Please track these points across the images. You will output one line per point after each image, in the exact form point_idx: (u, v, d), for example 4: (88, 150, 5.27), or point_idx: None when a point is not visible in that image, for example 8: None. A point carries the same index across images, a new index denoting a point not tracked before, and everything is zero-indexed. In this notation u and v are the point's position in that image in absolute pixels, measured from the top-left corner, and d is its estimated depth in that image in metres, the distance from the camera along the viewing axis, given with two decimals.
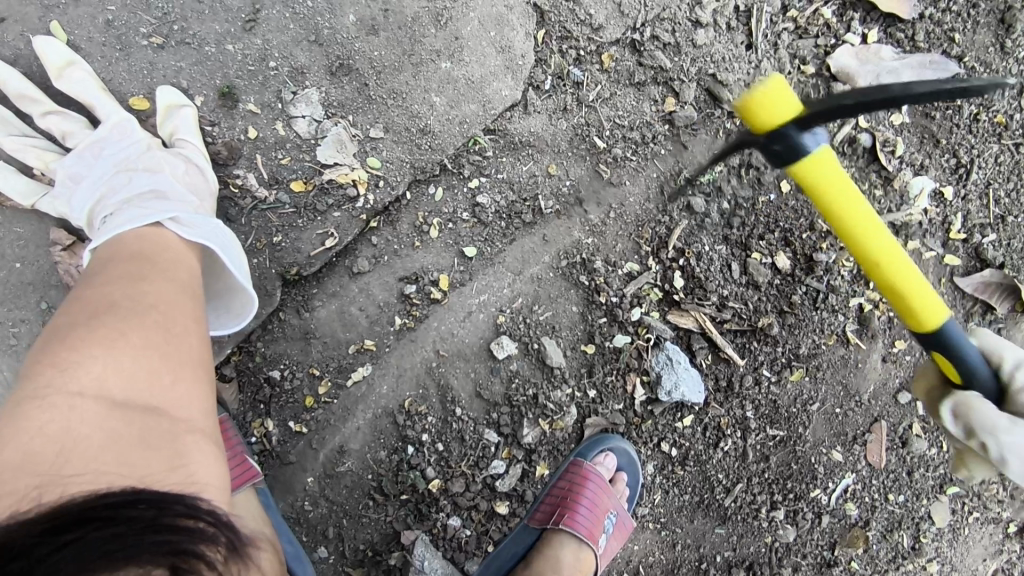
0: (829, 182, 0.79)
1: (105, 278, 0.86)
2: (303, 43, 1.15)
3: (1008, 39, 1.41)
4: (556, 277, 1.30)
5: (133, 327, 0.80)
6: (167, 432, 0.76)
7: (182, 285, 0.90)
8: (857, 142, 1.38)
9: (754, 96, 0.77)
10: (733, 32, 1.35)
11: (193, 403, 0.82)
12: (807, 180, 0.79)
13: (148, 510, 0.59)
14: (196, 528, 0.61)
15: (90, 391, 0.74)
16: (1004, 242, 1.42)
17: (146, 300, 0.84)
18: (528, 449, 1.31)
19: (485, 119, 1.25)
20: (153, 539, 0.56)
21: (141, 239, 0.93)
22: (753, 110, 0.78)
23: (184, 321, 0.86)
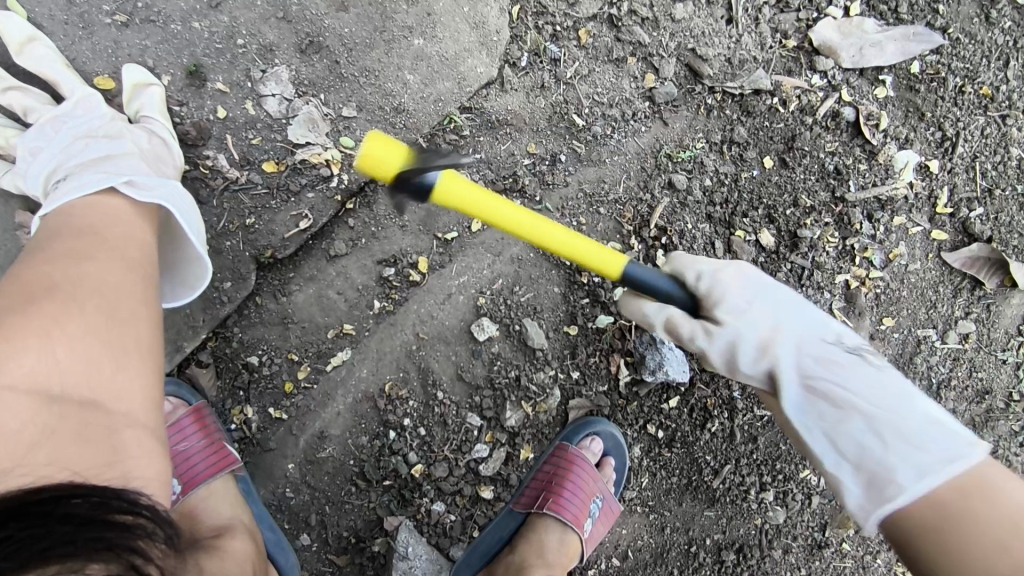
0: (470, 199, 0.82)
1: (48, 254, 0.81)
2: (271, 20, 1.14)
3: (992, 10, 1.39)
4: (537, 257, 1.29)
5: (71, 316, 0.75)
6: (104, 429, 0.73)
7: (133, 263, 0.85)
8: (840, 116, 1.37)
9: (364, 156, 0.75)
10: (712, 6, 1.34)
11: (137, 394, 0.77)
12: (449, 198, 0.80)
13: (85, 507, 0.54)
14: (135, 525, 0.58)
15: (22, 385, 0.69)
16: (992, 215, 1.40)
17: (89, 282, 0.79)
18: (511, 432, 1.29)
19: (460, 96, 1.23)
20: (90, 537, 0.52)
21: (94, 208, 0.89)
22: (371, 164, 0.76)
23: (131, 304, 0.80)
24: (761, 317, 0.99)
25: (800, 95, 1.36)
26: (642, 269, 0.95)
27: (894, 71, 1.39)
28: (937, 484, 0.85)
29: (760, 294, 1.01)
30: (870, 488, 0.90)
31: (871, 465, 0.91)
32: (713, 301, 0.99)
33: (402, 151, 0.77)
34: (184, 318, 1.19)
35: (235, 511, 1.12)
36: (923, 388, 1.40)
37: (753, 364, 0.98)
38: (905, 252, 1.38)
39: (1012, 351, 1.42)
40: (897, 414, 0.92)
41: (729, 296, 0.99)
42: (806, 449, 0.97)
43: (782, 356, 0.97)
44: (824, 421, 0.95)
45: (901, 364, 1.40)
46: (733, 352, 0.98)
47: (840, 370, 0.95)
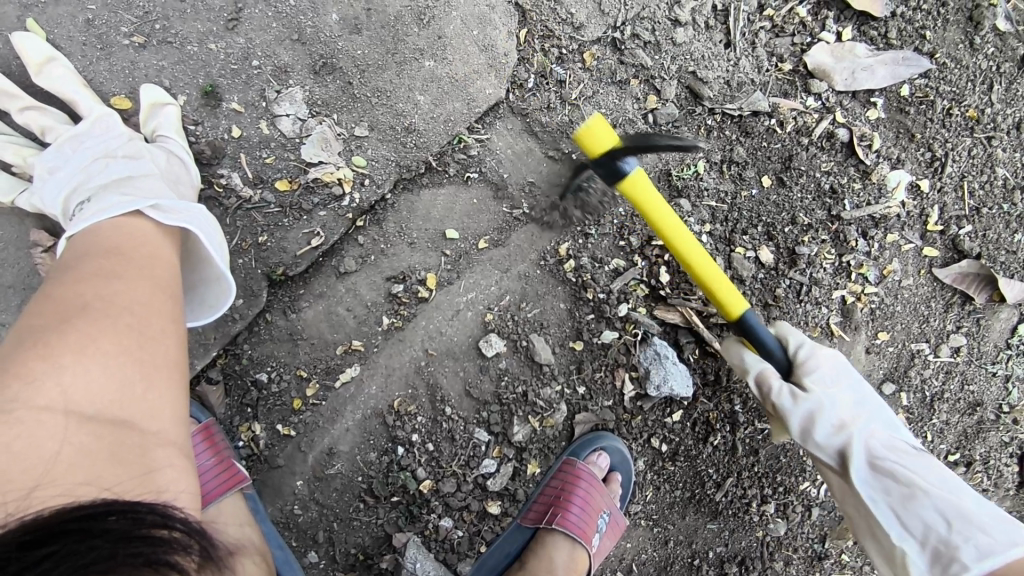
0: (646, 194, 1.04)
1: (77, 274, 0.82)
2: (286, 42, 1.15)
3: (976, 36, 1.46)
4: (543, 274, 1.31)
5: (106, 334, 0.76)
6: (138, 448, 0.73)
7: (158, 282, 0.86)
8: (835, 137, 1.42)
9: (582, 130, 1.00)
10: (712, 31, 1.38)
11: (166, 414, 0.78)
12: (630, 193, 1.04)
13: (122, 522, 0.55)
14: (170, 538, 0.58)
15: (58, 405, 0.69)
16: (980, 233, 1.45)
17: (121, 302, 0.80)
18: (518, 448, 1.30)
19: (469, 117, 1.26)
20: (128, 553, 0.53)
21: (119, 230, 0.89)
22: (585, 141, 1.01)
23: (159, 324, 0.82)
24: (842, 400, 1.15)
25: (797, 116, 1.41)
26: (760, 320, 1.13)
27: (886, 94, 1.44)
28: (997, 565, 0.99)
29: (846, 378, 1.17)
30: (936, 562, 1.04)
31: (936, 542, 1.05)
32: (805, 371, 1.16)
33: (608, 134, 1.00)
34: (195, 335, 1.20)
35: (241, 529, 1.11)
36: (917, 400, 1.44)
37: (828, 446, 1.13)
38: (898, 268, 1.43)
39: (1000, 364, 1.47)
40: (968, 501, 1.07)
41: (818, 371, 1.16)
42: (875, 522, 1.11)
43: (856, 435, 1.12)
44: (890, 497, 1.09)
45: (896, 377, 1.44)
46: (811, 420, 1.13)
47: (916, 455, 1.12)
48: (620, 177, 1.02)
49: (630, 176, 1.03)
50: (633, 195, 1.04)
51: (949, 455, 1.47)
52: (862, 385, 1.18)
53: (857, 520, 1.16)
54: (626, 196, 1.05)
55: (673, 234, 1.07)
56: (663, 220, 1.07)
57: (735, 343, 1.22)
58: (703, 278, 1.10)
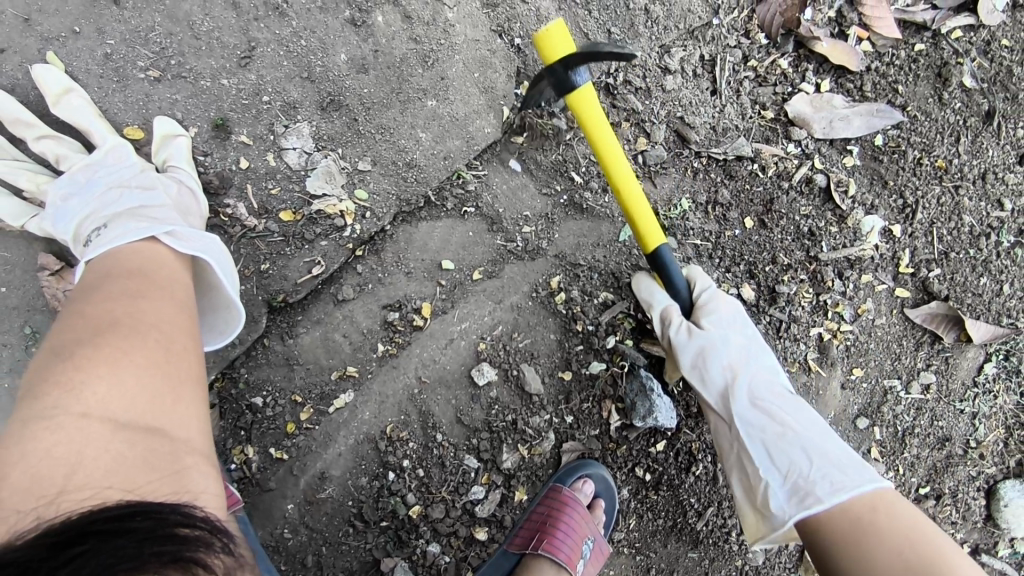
0: (590, 108, 1.12)
1: (106, 292, 0.86)
2: (296, 79, 1.20)
3: (944, 92, 1.55)
4: (535, 305, 1.35)
5: (135, 348, 0.80)
6: (169, 454, 0.75)
7: (179, 302, 0.90)
8: (813, 182, 1.49)
9: (541, 32, 1.06)
10: (699, 79, 1.46)
11: (191, 425, 0.82)
12: (579, 112, 1.12)
13: (146, 522, 0.58)
14: (192, 538, 0.61)
15: (95, 413, 0.73)
16: (948, 276, 1.53)
17: (149, 319, 0.85)
18: (507, 475, 1.33)
19: (468, 154, 1.31)
20: (153, 550, 0.56)
21: (138, 253, 0.93)
22: (543, 45, 1.07)
23: (183, 340, 0.87)
24: (734, 339, 1.25)
25: (778, 161, 1.49)
26: (673, 259, 1.23)
27: (861, 143, 1.53)
28: (848, 498, 1.08)
29: (740, 322, 1.27)
30: (795, 494, 1.12)
31: (797, 476, 1.13)
32: (702, 311, 1.27)
33: (566, 40, 1.06)
34: None
35: None
36: (890, 434, 1.51)
37: (715, 380, 1.24)
38: (872, 307, 1.50)
39: (968, 402, 1.55)
40: (833, 449, 1.16)
41: (715, 311, 1.27)
42: (746, 458, 1.19)
43: (742, 380, 1.23)
44: (765, 435, 1.18)
45: (870, 412, 1.50)
46: (701, 359, 1.24)
47: (791, 402, 1.21)
48: (571, 90, 1.11)
49: (579, 89, 1.11)
50: (581, 114, 1.12)
51: (920, 489, 1.54)
52: (756, 358, 1.26)
53: (727, 454, 1.23)
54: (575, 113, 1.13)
55: (613, 164, 1.16)
56: (604, 143, 1.16)
57: (645, 278, 1.32)
58: (630, 213, 1.20)
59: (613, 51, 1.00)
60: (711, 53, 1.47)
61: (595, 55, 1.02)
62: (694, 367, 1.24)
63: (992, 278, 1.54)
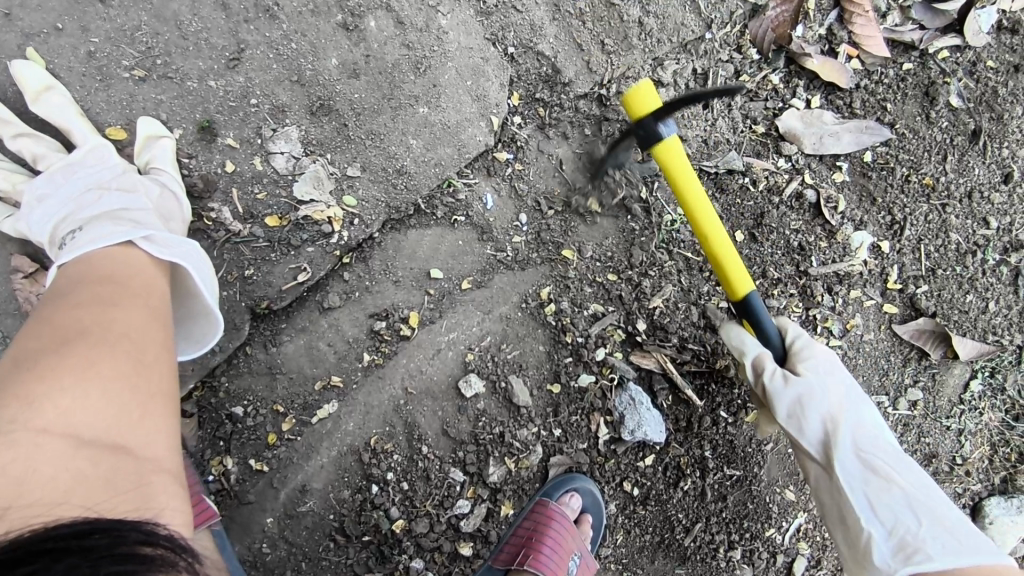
0: (674, 161, 1.13)
1: (74, 299, 0.83)
2: (285, 83, 1.18)
3: (932, 110, 1.57)
4: (524, 316, 1.34)
5: (103, 360, 0.77)
6: (133, 473, 0.73)
7: (154, 310, 0.87)
8: (803, 197, 1.50)
9: (631, 91, 1.13)
10: (691, 92, 1.46)
11: (161, 439, 0.79)
12: (664, 160, 1.13)
13: (105, 539, 0.55)
14: (156, 555, 0.58)
15: (57, 428, 0.70)
16: (935, 292, 1.54)
17: (120, 328, 0.81)
18: (493, 488, 1.31)
19: (459, 162, 1.30)
20: (110, 570, 0.53)
21: (112, 259, 0.89)
22: (630, 101, 1.14)
23: (157, 350, 0.83)
24: (832, 387, 1.17)
25: (768, 175, 1.49)
26: (765, 305, 1.17)
27: (850, 159, 1.54)
28: (963, 566, 1.02)
29: (837, 370, 1.20)
30: (901, 550, 1.07)
31: (906, 534, 1.07)
32: (799, 358, 1.20)
33: (654, 96, 1.13)
34: None
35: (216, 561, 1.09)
36: None
37: (814, 428, 1.16)
38: (860, 323, 1.50)
39: (954, 418, 1.55)
40: (939, 505, 1.10)
41: (812, 359, 1.20)
42: (847, 512, 1.13)
43: (844, 431, 1.15)
44: (868, 487, 1.12)
45: None
46: (797, 407, 1.16)
47: (898, 458, 1.14)
48: (657, 142, 1.13)
49: (665, 141, 1.13)
50: (667, 162, 1.13)
51: None
52: (858, 408, 1.17)
53: (826, 505, 1.17)
54: (661, 162, 1.14)
55: (698, 207, 1.14)
56: (690, 191, 1.14)
57: (734, 326, 1.23)
58: (711, 249, 1.16)
59: (730, 88, 1.09)
60: (703, 66, 1.47)
61: (694, 100, 1.07)
62: (792, 417, 1.17)
63: (978, 295, 1.56)
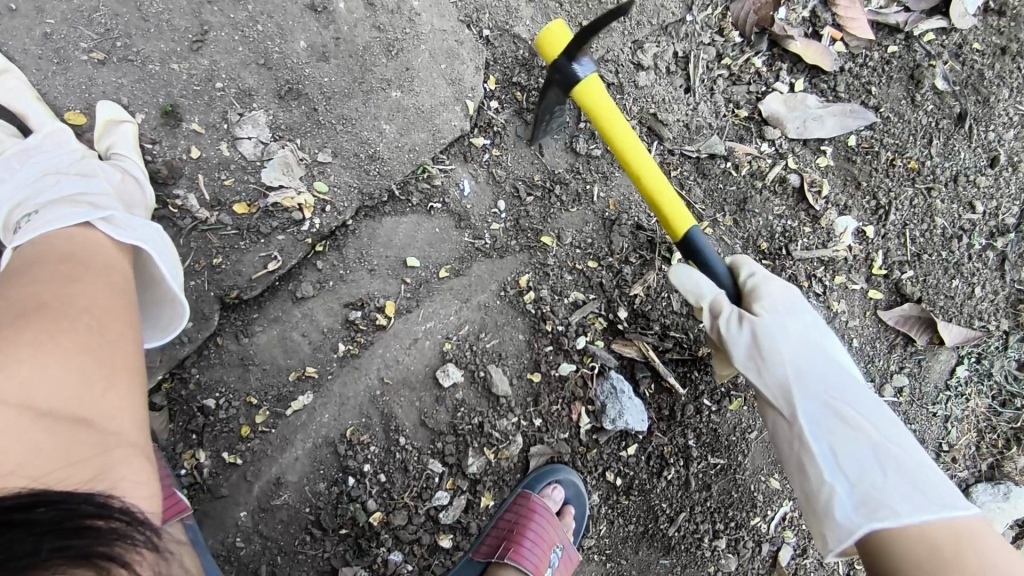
0: (597, 100, 1.12)
1: (32, 276, 0.81)
2: (251, 66, 1.16)
3: (917, 93, 1.55)
4: (503, 305, 1.32)
5: (64, 334, 0.76)
6: (95, 444, 0.72)
7: (118, 285, 0.85)
8: (787, 181, 1.47)
9: (543, 34, 1.14)
10: (672, 76, 1.44)
11: (124, 414, 0.78)
12: (585, 100, 1.13)
13: (52, 513, 0.54)
14: (108, 530, 0.56)
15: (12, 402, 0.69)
16: (921, 278, 1.52)
17: (81, 302, 0.80)
18: (473, 480, 1.28)
19: (434, 147, 1.27)
20: (56, 545, 0.52)
21: (73, 239, 0.87)
22: (542, 44, 1.15)
23: (119, 324, 0.82)
24: (792, 325, 1.14)
25: (751, 160, 1.46)
26: (707, 241, 1.13)
27: (834, 143, 1.52)
28: (928, 522, 0.98)
29: (800, 317, 1.16)
30: (865, 505, 1.03)
31: (867, 485, 1.04)
32: (755, 296, 1.16)
33: (567, 37, 1.14)
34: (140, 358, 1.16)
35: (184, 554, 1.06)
36: None
37: (773, 373, 1.12)
38: (845, 308, 1.49)
39: (940, 405, 1.54)
40: (910, 456, 1.07)
41: (768, 297, 1.16)
42: (807, 459, 1.09)
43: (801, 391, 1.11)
44: (831, 433, 1.09)
45: None
46: (756, 347, 1.12)
47: (868, 407, 1.11)
48: (574, 83, 1.12)
49: (584, 81, 1.13)
50: (587, 102, 1.13)
51: None
52: (831, 357, 1.14)
53: (788, 457, 1.12)
54: (582, 103, 1.14)
55: (662, 199, 1.13)
56: (607, 123, 1.13)
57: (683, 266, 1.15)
58: (648, 190, 1.14)
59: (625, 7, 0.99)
60: (683, 49, 1.45)
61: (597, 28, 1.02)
62: (751, 358, 1.13)
63: (964, 280, 1.54)
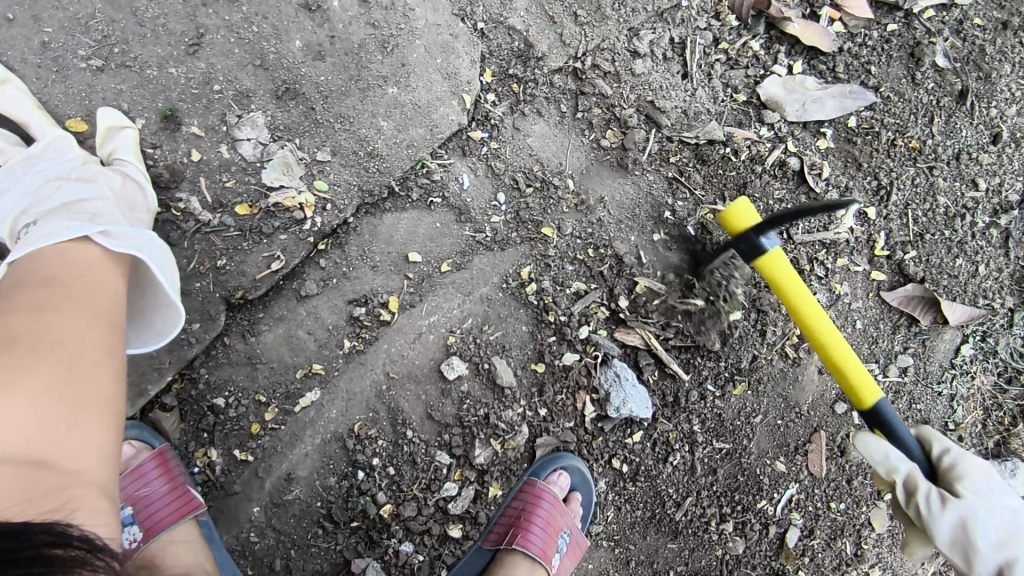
0: (785, 275, 1.12)
1: (10, 305, 0.82)
2: (248, 67, 1.16)
3: (917, 72, 1.54)
4: (505, 297, 1.33)
5: (33, 368, 0.76)
6: (54, 484, 0.71)
7: (97, 314, 0.86)
8: (787, 165, 1.47)
9: (727, 209, 1.16)
10: (670, 62, 1.43)
11: (92, 450, 0.77)
12: (770, 272, 1.12)
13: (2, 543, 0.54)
14: (65, 559, 0.57)
15: None
16: (924, 258, 1.52)
17: (56, 335, 0.80)
18: (480, 470, 1.30)
19: (432, 142, 1.28)
20: None
21: (61, 256, 0.89)
22: (727, 219, 1.16)
23: (94, 357, 0.82)
24: (1000, 509, 1.05)
25: (751, 145, 1.46)
26: (897, 413, 1.07)
27: (834, 125, 1.51)
28: None
29: (999, 490, 1.06)
30: None
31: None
32: (955, 476, 1.05)
33: (754, 213, 1.14)
34: (149, 360, 1.18)
35: (194, 557, 1.12)
36: None
37: (987, 564, 1.03)
38: (848, 290, 1.49)
39: (945, 383, 1.54)
40: None
41: (970, 478, 1.04)
42: None
43: (1022, 565, 1.03)
44: None
45: None
46: (963, 533, 1.03)
47: None
48: (760, 254, 1.12)
49: (767, 254, 1.12)
50: (773, 273, 1.12)
51: None
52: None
53: None
54: (765, 273, 1.13)
55: (847, 367, 1.09)
56: (803, 302, 1.11)
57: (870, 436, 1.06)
58: (831, 358, 1.10)
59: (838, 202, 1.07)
60: (680, 35, 1.44)
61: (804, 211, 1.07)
62: (954, 543, 1.04)
63: (968, 259, 1.54)
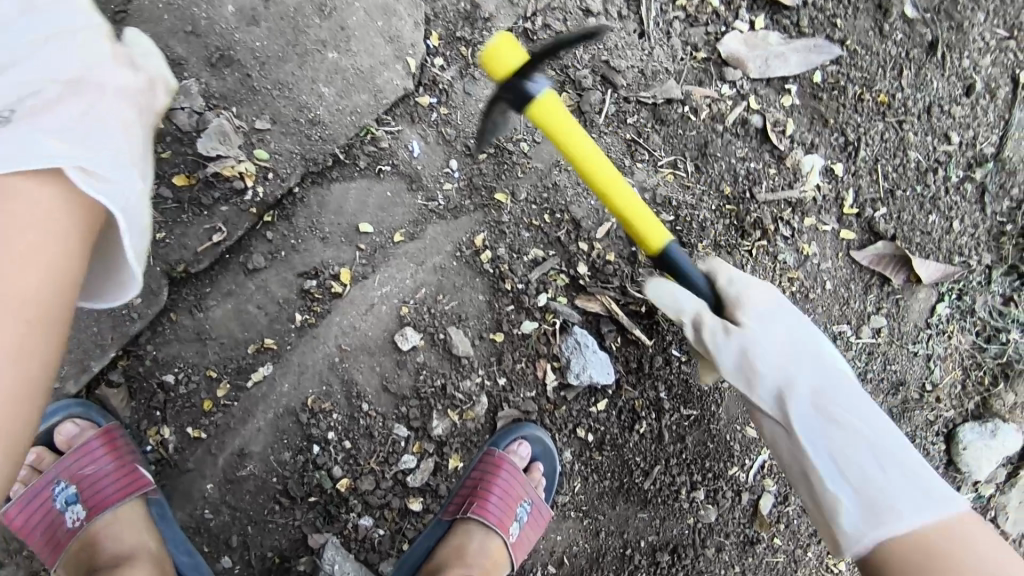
0: (557, 119, 0.93)
1: None
2: (179, 34, 1.13)
3: (885, 23, 1.48)
4: (460, 266, 1.30)
5: None
6: None
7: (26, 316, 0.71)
8: (748, 123, 1.43)
9: (487, 50, 0.90)
10: (625, 20, 1.39)
11: None
12: (542, 121, 0.93)
13: None
14: None
15: None
16: (895, 215, 1.48)
17: None
18: (439, 442, 1.28)
19: (376, 108, 1.25)
20: None
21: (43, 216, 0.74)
22: (488, 62, 0.91)
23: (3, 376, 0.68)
24: (780, 338, 1.12)
25: (710, 104, 1.42)
26: (688, 259, 1.08)
27: (800, 80, 1.46)
28: (929, 525, 1.01)
29: (793, 327, 1.14)
30: (870, 514, 1.04)
31: (872, 491, 1.05)
32: (738, 307, 1.13)
33: (516, 53, 0.90)
34: (93, 336, 1.16)
35: (137, 534, 1.15)
36: None
37: (766, 388, 1.11)
38: (817, 250, 1.45)
39: (920, 344, 1.50)
40: (915, 473, 1.07)
41: (754, 311, 1.13)
42: (813, 473, 1.09)
43: (798, 400, 1.10)
44: (830, 444, 1.09)
45: None
46: (746, 361, 1.10)
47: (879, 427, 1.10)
48: (529, 101, 0.91)
49: (540, 100, 0.92)
50: (545, 123, 0.92)
51: None
52: (842, 375, 1.13)
53: (791, 470, 1.13)
54: (538, 124, 0.93)
55: (639, 221, 1.01)
56: (581, 150, 0.96)
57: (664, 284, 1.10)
58: (620, 212, 1.00)
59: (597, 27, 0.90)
60: None
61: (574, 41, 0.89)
62: (745, 375, 1.11)
63: (941, 215, 1.50)
